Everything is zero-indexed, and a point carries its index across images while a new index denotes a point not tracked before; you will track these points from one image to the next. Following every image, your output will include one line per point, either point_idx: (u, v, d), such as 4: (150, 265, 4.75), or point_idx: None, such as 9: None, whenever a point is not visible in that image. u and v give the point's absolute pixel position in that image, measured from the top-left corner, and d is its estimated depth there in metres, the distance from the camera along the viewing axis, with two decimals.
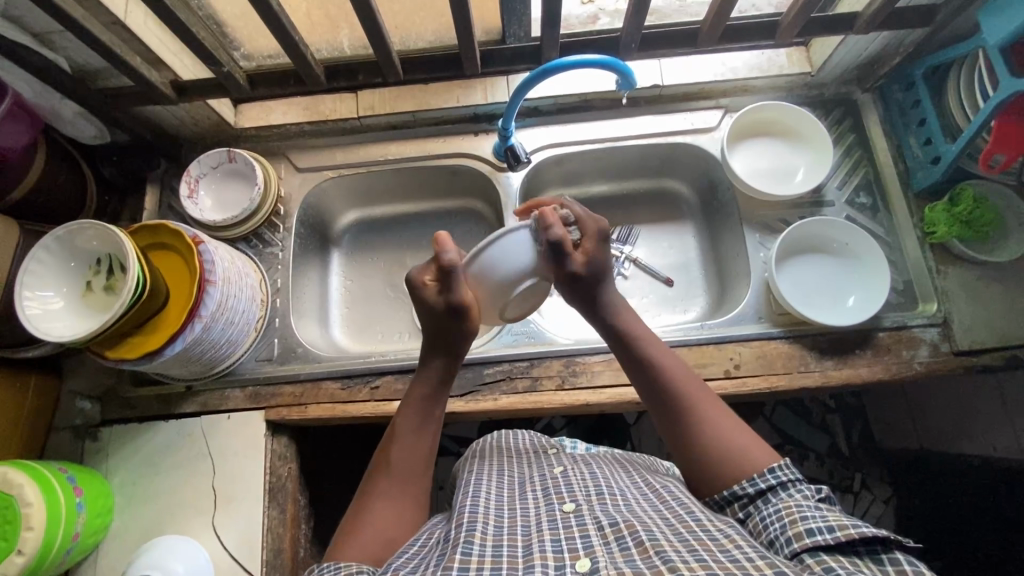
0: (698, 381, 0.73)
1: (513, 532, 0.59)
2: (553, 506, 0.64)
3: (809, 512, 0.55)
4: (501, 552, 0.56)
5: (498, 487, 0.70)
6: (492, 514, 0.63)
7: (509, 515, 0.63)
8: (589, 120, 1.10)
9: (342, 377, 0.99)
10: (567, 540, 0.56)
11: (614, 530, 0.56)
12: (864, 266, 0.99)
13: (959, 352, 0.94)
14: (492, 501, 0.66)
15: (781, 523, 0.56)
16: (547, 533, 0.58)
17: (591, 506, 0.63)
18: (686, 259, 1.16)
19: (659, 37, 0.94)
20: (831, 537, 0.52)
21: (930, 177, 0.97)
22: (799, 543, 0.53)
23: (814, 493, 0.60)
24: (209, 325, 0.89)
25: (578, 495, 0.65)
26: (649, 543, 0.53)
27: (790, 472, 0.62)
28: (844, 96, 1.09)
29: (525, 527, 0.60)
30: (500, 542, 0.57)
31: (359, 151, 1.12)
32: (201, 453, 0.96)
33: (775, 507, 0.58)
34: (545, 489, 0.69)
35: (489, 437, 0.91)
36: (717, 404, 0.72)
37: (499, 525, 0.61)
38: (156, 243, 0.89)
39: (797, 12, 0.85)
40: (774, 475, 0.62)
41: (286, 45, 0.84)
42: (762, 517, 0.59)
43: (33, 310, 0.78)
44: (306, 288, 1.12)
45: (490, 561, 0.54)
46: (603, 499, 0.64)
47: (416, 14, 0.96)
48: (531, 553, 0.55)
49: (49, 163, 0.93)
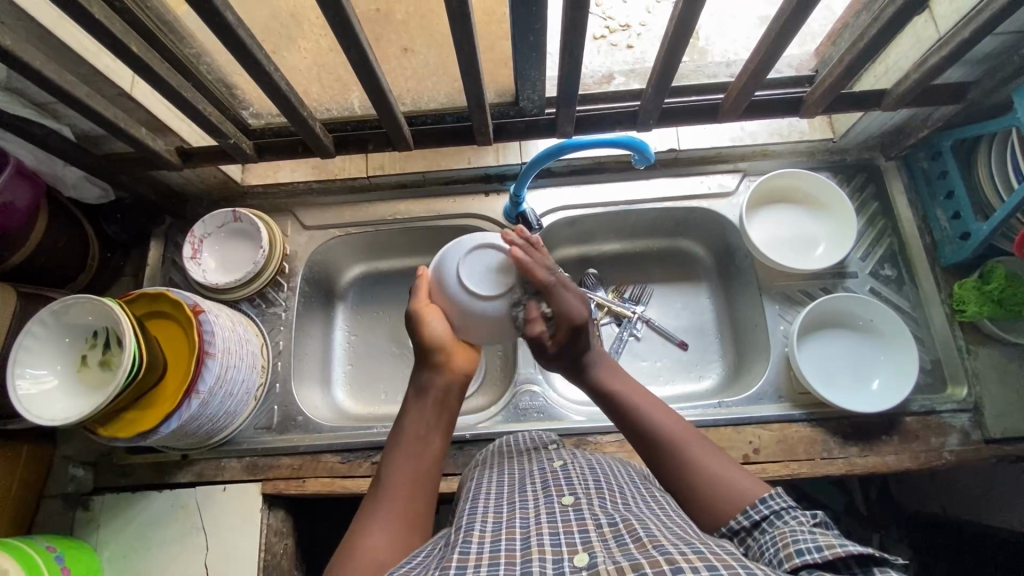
0: (706, 445, 0.66)
1: (512, 525, 0.57)
2: (551, 499, 0.61)
3: (801, 535, 0.51)
4: (499, 547, 0.54)
5: (497, 486, 0.68)
6: (491, 512, 0.61)
7: (508, 510, 0.61)
8: (602, 182, 1.07)
9: (343, 450, 0.96)
10: (565, 533, 0.55)
11: (613, 528, 0.55)
12: (890, 347, 0.94)
13: (991, 441, 0.89)
14: (489, 500, 0.64)
15: (775, 548, 0.52)
16: (546, 526, 0.56)
17: (591, 500, 0.61)
18: (700, 323, 1.12)
19: (678, 111, 0.91)
20: (820, 555, 0.48)
21: (958, 254, 0.94)
22: (789, 564, 0.49)
23: (811, 518, 0.54)
24: (207, 400, 0.85)
25: (577, 488, 0.63)
26: (648, 540, 0.51)
27: (783, 500, 0.57)
28: (867, 162, 1.06)
29: (524, 519, 0.58)
30: (498, 537, 0.56)
31: (367, 210, 1.10)
32: (194, 526, 0.92)
33: (771, 534, 0.54)
34: (545, 481, 0.66)
35: (493, 444, 0.84)
36: (720, 462, 0.64)
37: (498, 521, 0.59)
38: (155, 311, 0.87)
39: (824, 90, 0.82)
40: (767, 504, 0.57)
41: (294, 119, 0.82)
42: (759, 546, 0.55)
43: (27, 391, 0.75)
44: (308, 348, 1.09)
45: (488, 556, 0.52)
46: (602, 494, 0.62)
47: (427, 78, 0.94)
48: (530, 546, 0.53)
49: (51, 226, 0.90)
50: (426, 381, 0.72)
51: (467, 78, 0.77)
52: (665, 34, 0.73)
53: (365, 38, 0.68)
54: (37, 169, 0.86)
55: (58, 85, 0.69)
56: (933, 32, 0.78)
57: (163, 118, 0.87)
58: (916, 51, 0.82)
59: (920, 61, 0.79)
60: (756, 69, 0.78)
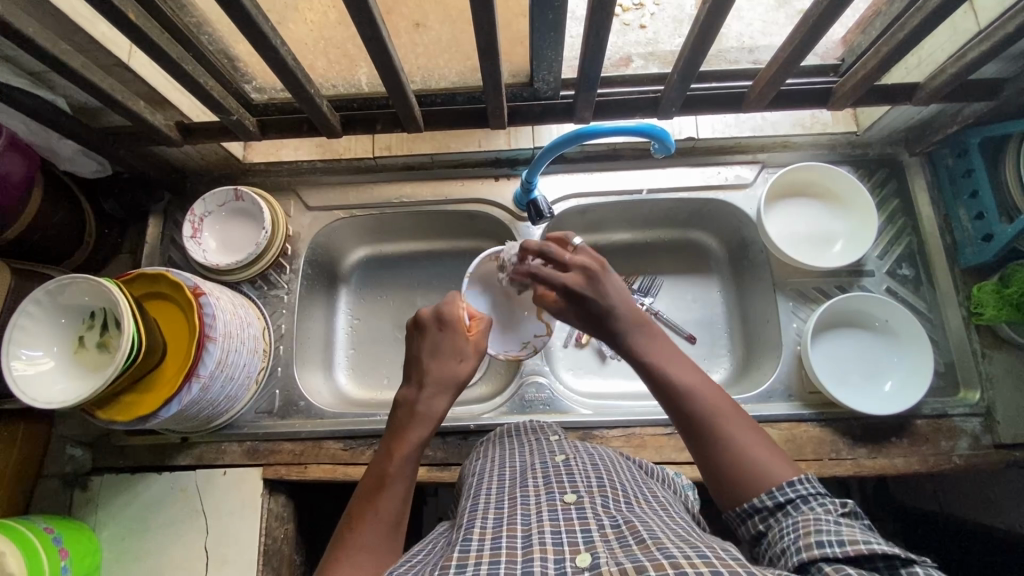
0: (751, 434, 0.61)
1: (513, 522, 0.56)
2: (553, 496, 0.60)
3: (825, 525, 0.49)
4: (500, 545, 0.52)
5: (498, 481, 0.66)
6: (491, 508, 0.59)
7: (509, 506, 0.59)
8: (616, 170, 1.04)
9: (345, 437, 0.95)
10: (568, 532, 0.53)
11: (616, 531, 0.53)
12: (904, 348, 0.93)
13: (1001, 446, 0.89)
14: (490, 495, 0.62)
15: (795, 534, 0.50)
16: (547, 524, 0.54)
17: (593, 499, 0.59)
18: (710, 316, 1.10)
19: (702, 100, 0.88)
20: (841, 550, 0.46)
21: (980, 255, 0.91)
22: (808, 553, 0.47)
23: (836, 507, 0.53)
24: (207, 384, 0.83)
25: (580, 486, 0.61)
26: (651, 541, 0.49)
27: (810, 486, 0.55)
28: (889, 157, 1.03)
29: (525, 517, 0.56)
30: (498, 534, 0.54)
31: (372, 192, 1.07)
32: (195, 509, 0.91)
33: (793, 521, 0.52)
34: (546, 477, 0.64)
35: (495, 432, 0.83)
36: (765, 456, 0.59)
37: (499, 517, 0.57)
38: (153, 292, 0.84)
39: (855, 83, 0.79)
40: (795, 488, 0.55)
41: (301, 96, 0.78)
42: (779, 530, 0.53)
43: (22, 371, 0.73)
44: (311, 331, 1.07)
45: (489, 554, 0.51)
46: (605, 493, 0.61)
47: (439, 55, 0.89)
48: (531, 545, 0.52)
49: (46, 201, 0.87)
50: (423, 409, 0.67)
51: (482, 58, 0.73)
52: (695, 20, 0.69)
53: (377, 12, 0.64)
54: (30, 141, 0.83)
55: (53, 55, 0.65)
56: (973, 24, 0.75)
57: (162, 91, 0.83)
58: (954, 44, 0.79)
59: (958, 55, 0.75)
60: (788, 60, 0.74)
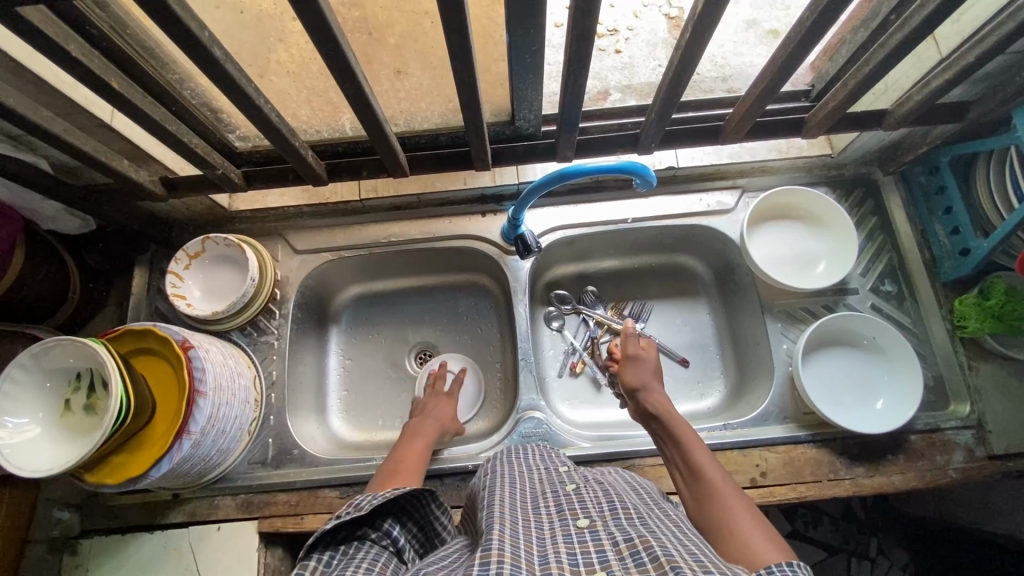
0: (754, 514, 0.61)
1: (529, 541, 0.55)
2: (566, 522, 0.59)
3: None
4: (519, 554, 0.51)
5: (512, 496, 0.65)
6: (508, 519, 0.58)
7: (523, 526, 0.58)
8: (600, 202, 1.06)
9: (341, 484, 0.94)
10: (583, 554, 0.52)
11: (629, 545, 0.52)
12: (893, 366, 0.94)
13: (995, 457, 0.89)
14: (507, 508, 0.61)
15: None
16: (563, 547, 0.53)
17: (605, 522, 0.58)
18: (701, 339, 1.11)
19: (681, 132, 0.90)
20: None
21: (959, 269, 0.93)
22: None
23: None
24: (199, 441, 0.82)
25: (591, 510, 0.60)
26: (665, 558, 0.48)
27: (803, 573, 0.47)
28: (864, 177, 1.05)
29: (542, 539, 0.55)
30: (517, 544, 0.53)
31: (359, 233, 1.07)
32: (188, 568, 0.88)
33: None
34: (559, 505, 0.63)
35: (496, 454, 0.82)
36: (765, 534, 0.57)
37: (516, 530, 0.56)
38: (142, 348, 0.83)
39: (825, 114, 0.82)
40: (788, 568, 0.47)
41: (285, 149, 0.79)
42: None
43: (7, 440, 0.71)
44: (303, 376, 1.05)
45: (509, 556, 0.50)
46: (618, 514, 0.59)
47: (420, 99, 0.91)
48: (549, 563, 0.51)
49: (30, 262, 0.86)
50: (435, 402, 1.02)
51: (465, 104, 0.75)
52: (670, 64, 0.72)
53: (358, 69, 0.66)
54: (13, 204, 0.83)
55: (36, 125, 0.65)
56: (935, 52, 0.78)
57: (144, 147, 0.83)
58: (918, 71, 0.82)
59: (923, 83, 0.79)
60: (762, 93, 0.76)
